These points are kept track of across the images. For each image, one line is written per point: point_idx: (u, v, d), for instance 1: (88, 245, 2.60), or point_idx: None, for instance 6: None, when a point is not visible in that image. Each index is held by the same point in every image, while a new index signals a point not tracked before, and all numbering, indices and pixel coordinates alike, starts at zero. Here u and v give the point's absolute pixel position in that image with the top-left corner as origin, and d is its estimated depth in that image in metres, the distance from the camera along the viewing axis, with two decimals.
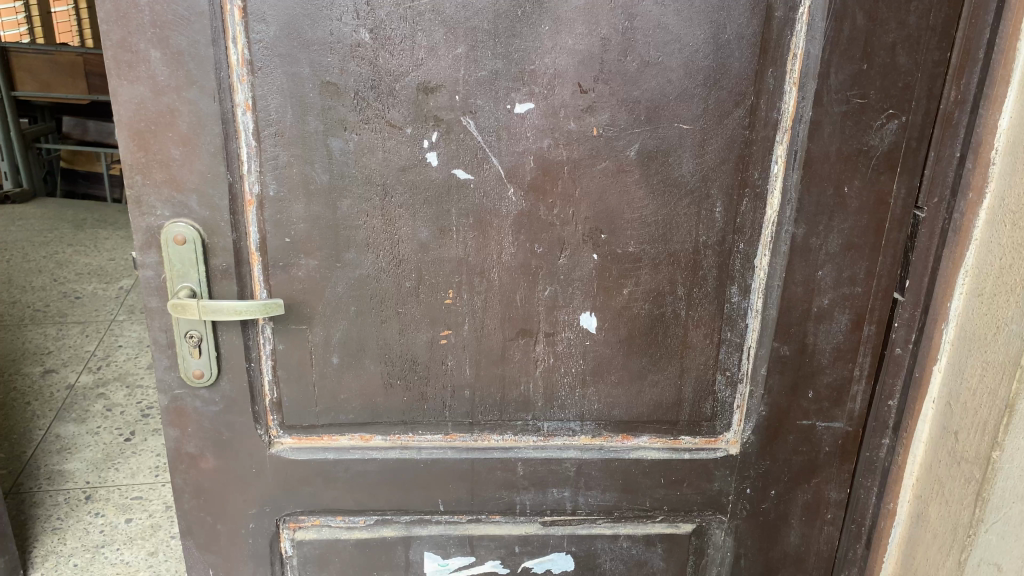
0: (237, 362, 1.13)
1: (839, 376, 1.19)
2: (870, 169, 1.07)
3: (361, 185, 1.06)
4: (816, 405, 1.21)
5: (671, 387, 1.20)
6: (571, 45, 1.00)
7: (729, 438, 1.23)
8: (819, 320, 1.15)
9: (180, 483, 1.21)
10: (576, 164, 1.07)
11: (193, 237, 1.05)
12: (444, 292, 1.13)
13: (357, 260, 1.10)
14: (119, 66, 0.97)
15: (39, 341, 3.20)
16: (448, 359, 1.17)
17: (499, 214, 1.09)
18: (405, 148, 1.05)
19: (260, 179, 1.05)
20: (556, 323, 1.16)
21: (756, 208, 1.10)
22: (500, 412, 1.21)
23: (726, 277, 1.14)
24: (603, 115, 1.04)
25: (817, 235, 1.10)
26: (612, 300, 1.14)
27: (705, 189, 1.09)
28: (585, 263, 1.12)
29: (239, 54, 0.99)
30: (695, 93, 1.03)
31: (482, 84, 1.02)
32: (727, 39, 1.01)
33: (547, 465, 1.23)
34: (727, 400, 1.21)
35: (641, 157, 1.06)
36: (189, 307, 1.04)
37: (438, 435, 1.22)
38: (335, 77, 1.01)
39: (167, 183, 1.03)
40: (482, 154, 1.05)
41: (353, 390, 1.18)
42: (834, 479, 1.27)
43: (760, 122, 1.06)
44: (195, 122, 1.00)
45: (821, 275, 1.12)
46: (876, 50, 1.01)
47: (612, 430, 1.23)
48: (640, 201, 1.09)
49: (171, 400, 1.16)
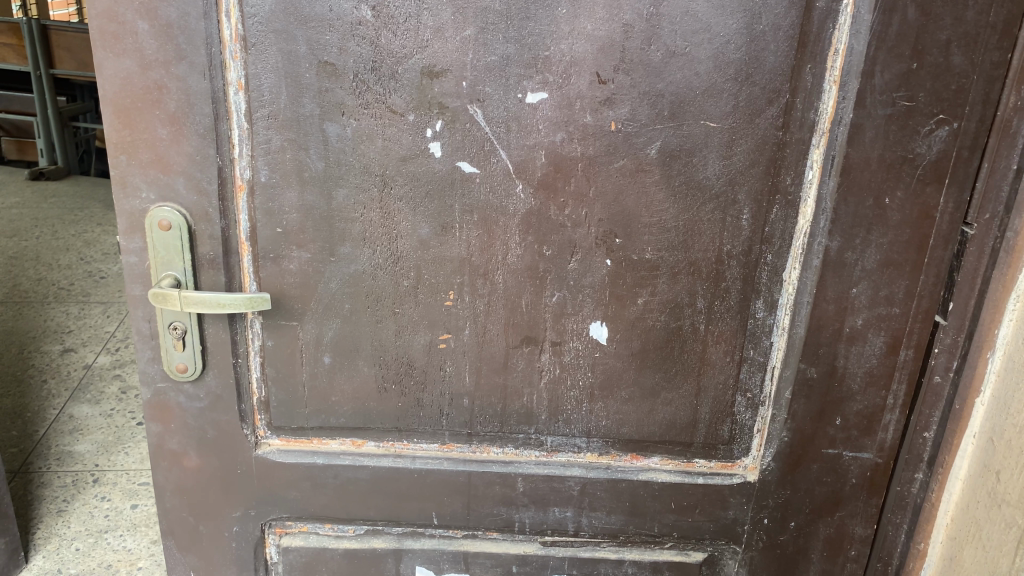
0: (223, 356, 1.07)
1: (870, 404, 1.09)
2: (915, 179, 0.97)
3: (358, 175, 0.99)
4: (844, 434, 1.11)
5: (686, 407, 1.11)
6: (590, 31, 0.92)
7: (747, 463, 1.14)
8: (851, 341, 1.05)
9: (162, 481, 1.15)
10: (591, 162, 0.98)
11: (179, 223, 0.99)
12: (444, 293, 1.05)
13: (353, 255, 1.03)
14: (104, 37, 0.91)
15: (60, 319, 3.19)
16: (446, 365, 1.09)
17: (506, 212, 1.01)
18: (407, 136, 0.97)
19: (251, 164, 0.99)
20: (564, 333, 1.07)
21: (788, 217, 1.01)
22: (500, 424, 1.13)
23: (751, 291, 1.04)
24: (623, 108, 0.95)
25: (853, 249, 1.00)
26: (625, 311, 1.05)
27: (731, 194, 0.99)
28: (598, 268, 1.03)
29: (233, 28, 0.92)
30: (725, 88, 0.94)
31: (491, 70, 0.94)
32: (763, 30, 0.91)
33: (549, 483, 1.14)
34: (747, 423, 1.12)
35: (661, 156, 0.97)
36: (170, 297, 0.97)
37: (434, 444, 1.14)
38: (333, 57, 0.93)
39: (154, 164, 0.97)
40: (490, 146, 0.97)
41: (345, 393, 1.11)
42: (860, 514, 1.16)
43: (795, 123, 0.96)
44: (183, 100, 0.94)
45: (856, 293, 1.03)
46: (928, 48, 0.91)
47: (620, 450, 1.14)
48: (659, 204, 1.00)
49: (154, 393, 1.10)
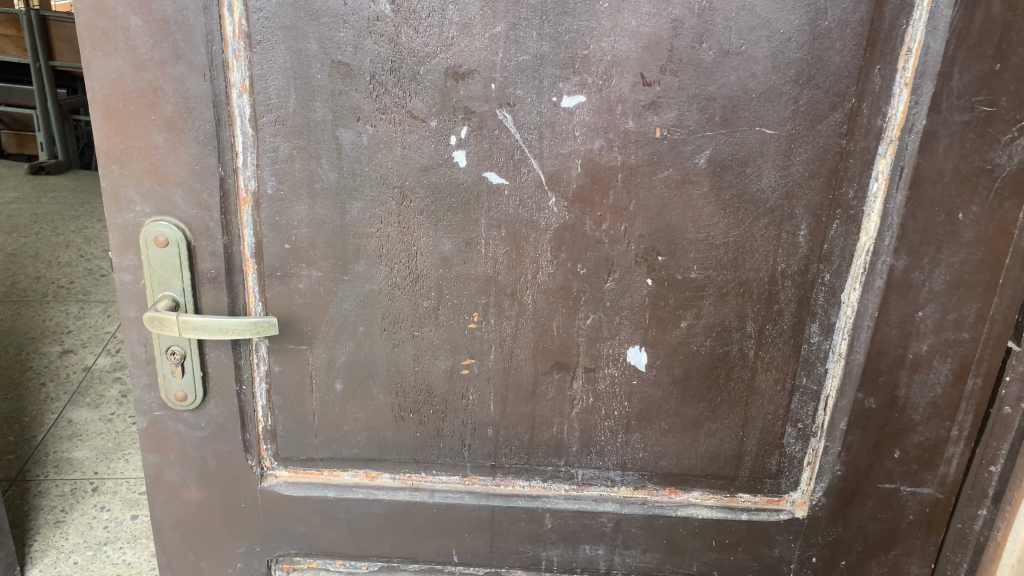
0: (226, 383, 0.97)
1: (933, 435, 1.00)
2: (992, 192, 0.87)
3: (375, 186, 0.89)
4: (903, 467, 1.02)
5: (731, 438, 1.02)
6: (635, 27, 0.82)
7: (795, 498, 1.05)
8: (914, 369, 0.96)
9: (160, 515, 1.06)
10: (632, 172, 0.88)
11: (177, 239, 0.89)
12: (468, 315, 0.96)
13: (367, 273, 0.94)
14: (93, 34, 0.81)
15: (60, 319, 3.10)
16: (469, 393, 1.00)
17: (537, 226, 0.91)
18: (429, 143, 0.87)
19: (257, 174, 0.89)
20: (599, 358, 0.98)
21: (849, 233, 0.91)
22: (527, 456, 1.04)
23: (805, 313, 0.95)
24: (669, 113, 0.85)
25: (921, 268, 0.91)
26: (667, 334, 0.96)
27: (787, 208, 0.89)
28: (638, 288, 0.94)
29: (236, 24, 0.83)
30: (783, 92, 0.84)
31: (524, 71, 0.84)
32: (828, 27, 0.82)
33: (580, 519, 1.05)
34: (797, 455, 1.03)
35: (711, 167, 0.88)
36: (168, 321, 0.88)
37: (455, 477, 1.05)
38: (348, 56, 0.84)
39: (149, 175, 0.87)
40: (521, 155, 0.88)
41: (358, 422, 1.02)
42: (917, 552, 1.07)
43: (861, 130, 0.86)
44: (181, 103, 0.84)
45: (921, 316, 0.93)
46: (1013, 47, 0.81)
47: (657, 483, 1.05)
48: (707, 218, 0.90)
49: (151, 422, 1.00)
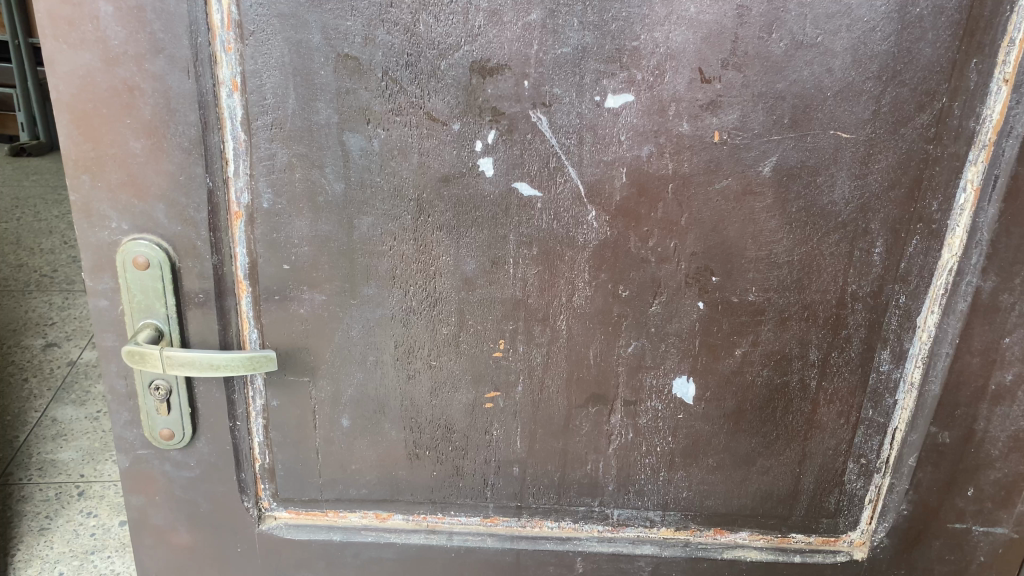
0: (217, 420, 0.86)
1: (1011, 472, 0.89)
2: None
3: (388, 199, 0.77)
4: (976, 506, 0.91)
5: (786, 476, 0.91)
6: (694, 14, 0.70)
7: (853, 538, 0.94)
8: (995, 400, 0.85)
9: (145, 561, 0.95)
10: (685, 182, 0.77)
11: (160, 261, 0.77)
12: (493, 343, 0.84)
13: (379, 297, 0.82)
14: (54, 23, 0.69)
15: (43, 310, 2.97)
16: (493, 428, 0.89)
17: (574, 244, 0.80)
18: (450, 150, 0.75)
19: (250, 185, 0.77)
20: (640, 390, 0.87)
21: (930, 250, 0.79)
22: (557, 496, 0.93)
23: (876, 339, 0.84)
24: (731, 114, 0.73)
25: (1011, 290, 0.80)
26: (718, 363, 0.85)
27: (862, 222, 0.78)
28: (687, 312, 0.82)
29: (224, 12, 0.70)
30: (864, 89, 0.72)
31: (562, 66, 0.72)
32: (920, 15, 0.70)
33: (615, 563, 0.94)
34: (857, 493, 0.92)
35: (776, 176, 0.76)
36: (150, 356, 0.76)
37: (476, 518, 0.94)
38: (356, 49, 0.71)
39: (126, 187, 0.75)
40: (557, 163, 0.76)
41: (368, 460, 0.91)
42: None
43: (950, 134, 0.75)
44: (162, 104, 0.72)
45: (1008, 343, 0.82)
46: None
47: (701, 524, 0.94)
48: (770, 234, 0.79)
49: (133, 461, 0.88)
